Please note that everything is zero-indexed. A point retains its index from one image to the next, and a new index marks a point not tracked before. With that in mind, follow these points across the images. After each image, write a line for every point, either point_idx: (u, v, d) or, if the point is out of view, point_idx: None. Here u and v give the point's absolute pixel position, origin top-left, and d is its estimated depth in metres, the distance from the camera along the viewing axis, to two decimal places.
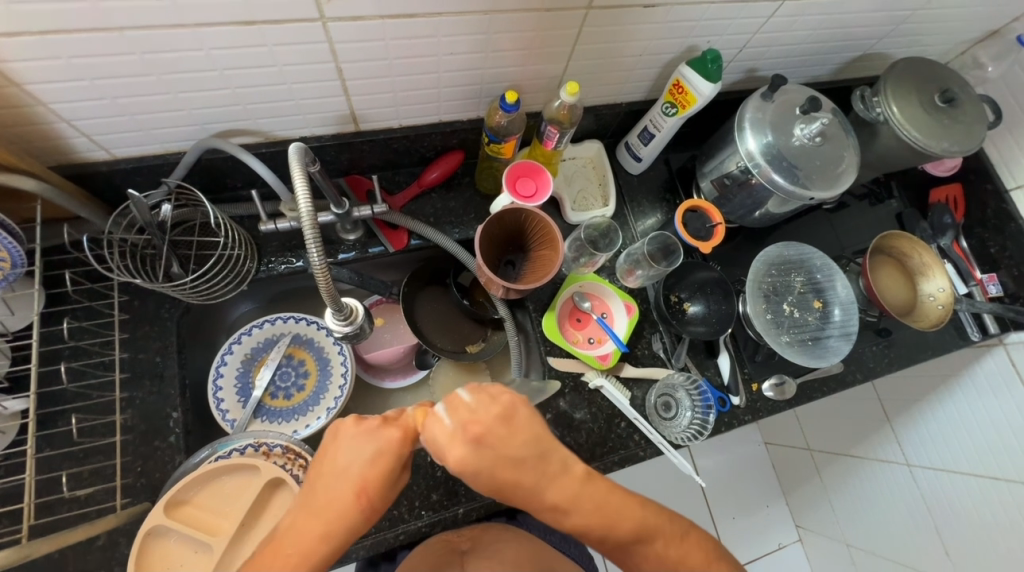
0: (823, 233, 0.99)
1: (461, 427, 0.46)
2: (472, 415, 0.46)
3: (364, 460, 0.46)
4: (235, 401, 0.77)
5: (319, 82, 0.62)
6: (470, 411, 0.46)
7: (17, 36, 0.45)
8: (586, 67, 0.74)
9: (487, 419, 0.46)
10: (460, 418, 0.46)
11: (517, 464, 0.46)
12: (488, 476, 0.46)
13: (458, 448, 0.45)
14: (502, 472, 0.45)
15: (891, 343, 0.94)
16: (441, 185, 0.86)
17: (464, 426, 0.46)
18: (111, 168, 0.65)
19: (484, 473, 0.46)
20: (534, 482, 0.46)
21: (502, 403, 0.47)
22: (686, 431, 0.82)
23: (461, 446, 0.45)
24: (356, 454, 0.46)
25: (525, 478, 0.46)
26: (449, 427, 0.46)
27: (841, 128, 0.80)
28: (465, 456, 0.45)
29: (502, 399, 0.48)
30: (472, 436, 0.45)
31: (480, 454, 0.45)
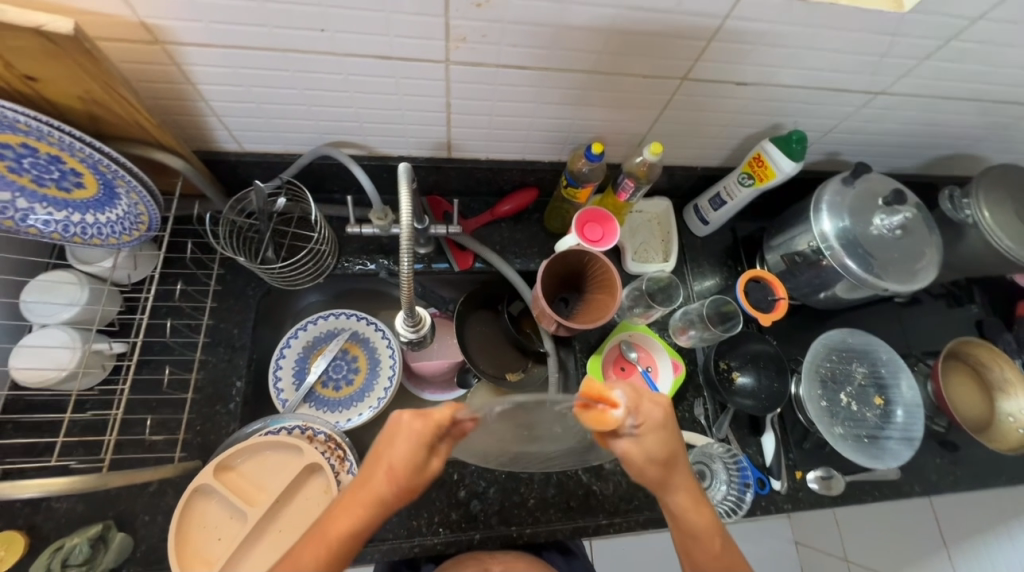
0: (892, 327, 0.95)
1: (654, 399, 0.52)
2: (661, 388, 0.54)
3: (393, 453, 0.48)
4: (290, 383, 0.82)
5: (429, 113, 0.70)
6: (648, 395, 0.52)
7: (205, 47, 0.55)
8: (670, 130, 0.78)
9: (669, 397, 0.54)
10: (650, 393, 0.52)
11: (682, 445, 0.54)
12: (661, 448, 0.52)
13: (653, 411, 0.51)
14: (669, 446, 0.52)
15: (958, 459, 0.86)
16: (512, 217, 0.92)
17: (658, 398, 0.52)
18: (238, 159, 0.75)
19: (657, 443, 0.51)
20: (680, 464, 0.54)
21: (666, 394, 0.55)
22: (719, 506, 0.78)
23: (659, 410, 0.52)
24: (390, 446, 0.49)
25: (681, 456, 0.53)
26: (649, 396, 0.52)
27: (924, 224, 0.78)
28: (655, 422, 0.51)
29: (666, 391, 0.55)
30: (665, 409, 0.52)
31: (662, 426, 0.52)
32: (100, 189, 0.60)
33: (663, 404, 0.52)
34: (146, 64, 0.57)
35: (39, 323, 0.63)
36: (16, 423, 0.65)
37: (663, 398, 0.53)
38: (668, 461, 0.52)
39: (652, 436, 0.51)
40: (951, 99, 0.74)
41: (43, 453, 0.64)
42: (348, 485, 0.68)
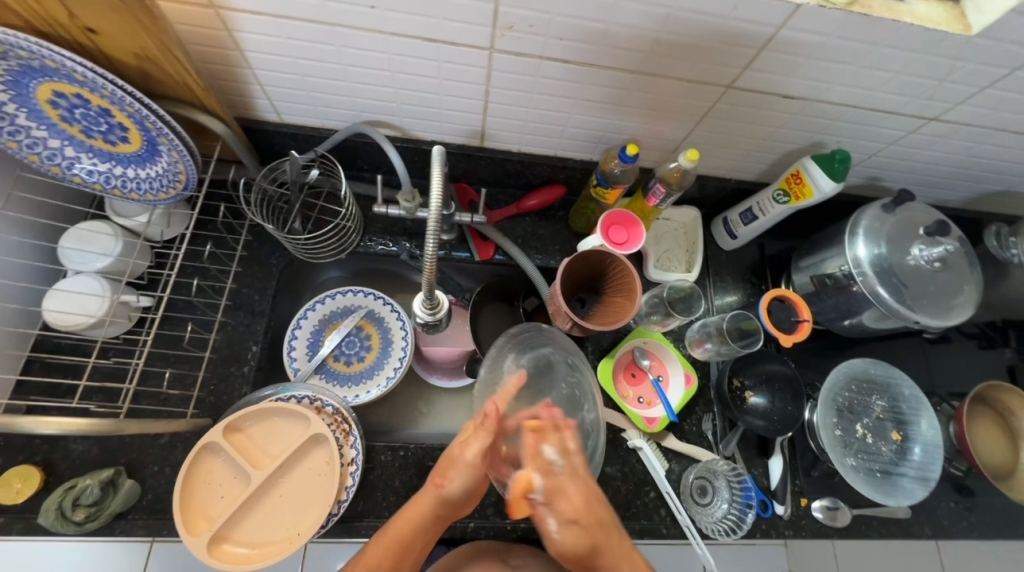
0: (917, 363, 0.91)
1: (574, 485, 0.51)
2: (577, 471, 0.52)
3: (450, 472, 0.57)
4: (303, 353, 0.83)
5: (466, 99, 0.70)
6: (557, 480, 0.51)
7: (256, 15, 0.56)
8: (707, 139, 0.77)
9: (587, 481, 0.52)
10: (570, 478, 0.52)
11: (607, 537, 0.50)
12: (585, 544, 0.49)
13: (569, 503, 0.50)
14: (597, 540, 0.50)
15: (974, 506, 0.83)
16: (537, 212, 0.91)
17: (576, 483, 0.51)
18: (276, 129, 0.76)
19: (582, 537, 0.49)
20: (609, 565, 0.50)
21: (583, 477, 0.52)
22: (719, 524, 0.76)
23: (577, 499, 0.50)
24: (448, 461, 0.57)
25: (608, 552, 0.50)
26: (561, 483, 0.51)
27: (964, 259, 0.75)
28: (580, 510, 0.50)
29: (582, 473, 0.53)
30: (570, 498, 0.50)
31: (576, 515, 0.50)
32: (144, 145, 0.62)
33: (577, 491, 0.51)
34: (197, 26, 0.58)
35: (75, 269, 0.66)
36: (43, 362, 0.67)
37: (576, 485, 0.51)
38: (599, 558, 0.50)
39: (576, 527, 0.49)
40: (1011, 132, 0.70)
41: (66, 395, 0.66)
42: (350, 459, 0.69)
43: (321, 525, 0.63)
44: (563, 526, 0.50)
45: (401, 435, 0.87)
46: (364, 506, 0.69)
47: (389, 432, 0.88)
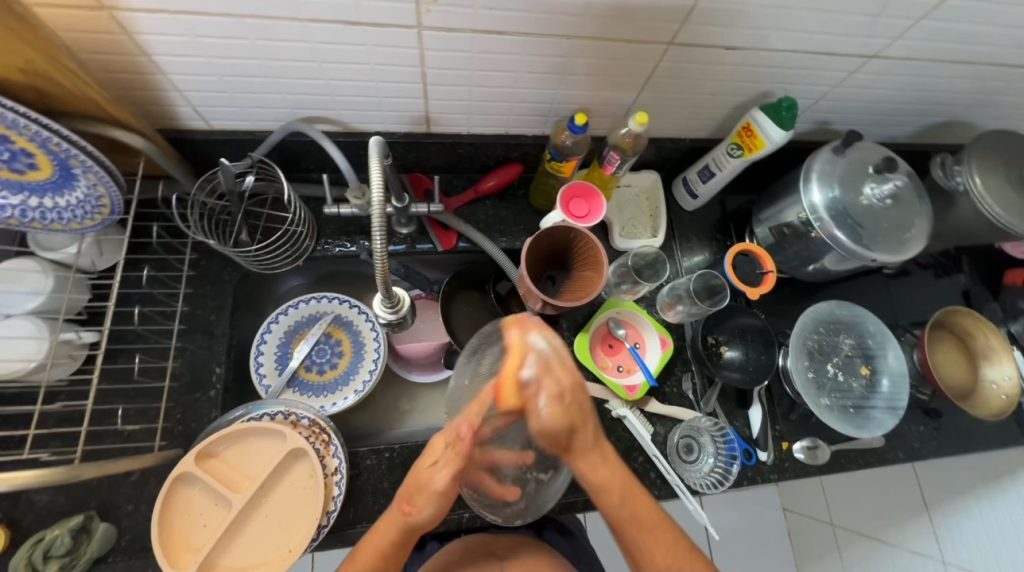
0: (880, 298, 0.94)
1: (565, 371, 0.50)
2: (565, 357, 0.50)
3: (419, 493, 0.55)
4: (272, 368, 0.81)
5: (404, 83, 0.66)
6: (549, 367, 0.49)
7: (155, 13, 0.51)
8: (657, 99, 0.75)
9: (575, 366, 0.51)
10: (560, 362, 0.50)
11: (583, 419, 0.52)
12: (568, 418, 0.50)
13: (563, 377, 0.49)
14: (576, 414, 0.51)
15: (941, 426, 0.88)
16: (496, 194, 0.89)
17: (563, 375, 0.49)
18: (205, 137, 0.71)
19: (564, 417, 0.50)
20: (584, 435, 0.53)
21: (570, 365, 0.50)
22: (706, 478, 0.79)
23: (568, 383, 0.50)
24: (416, 484, 0.55)
25: (584, 421, 0.53)
26: (554, 362, 0.49)
27: (914, 193, 0.76)
28: (568, 386, 0.49)
29: (570, 362, 0.50)
30: (559, 391, 0.49)
31: (566, 392, 0.49)
32: (56, 171, 0.57)
33: (566, 384, 0.49)
34: (93, 33, 0.53)
35: (3, 313, 0.60)
36: None
37: (566, 369, 0.50)
38: (574, 428, 0.52)
39: (564, 402, 0.49)
40: (948, 62, 0.71)
41: (18, 446, 0.63)
42: (334, 469, 0.67)
43: (312, 538, 0.62)
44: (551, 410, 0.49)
45: (386, 436, 0.86)
46: (355, 513, 0.68)
47: (374, 435, 0.86)
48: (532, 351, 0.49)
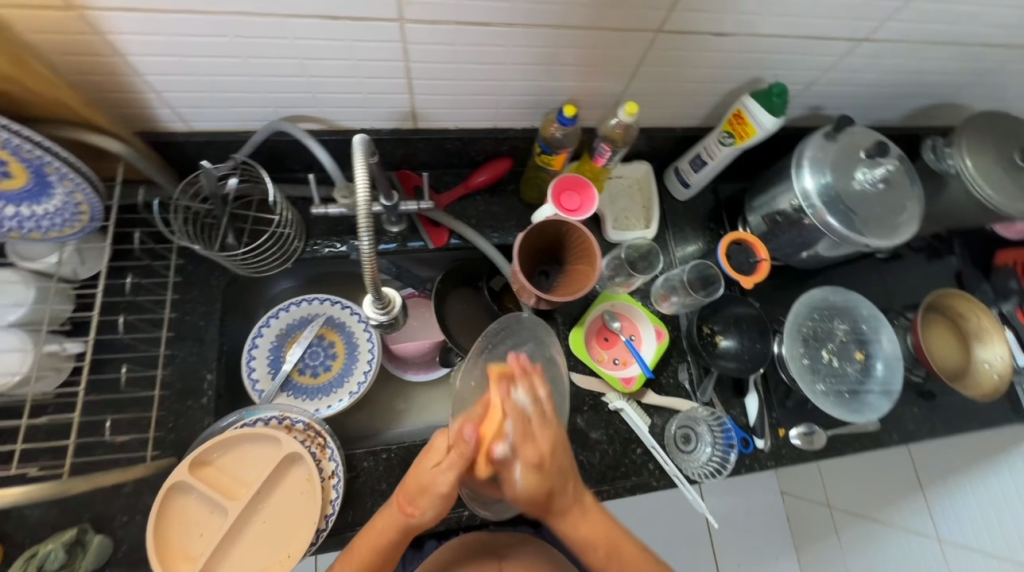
0: (873, 283, 0.95)
1: (543, 425, 0.51)
2: (541, 415, 0.51)
3: (419, 491, 0.53)
4: (265, 372, 0.80)
5: (389, 79, 0.65)
6: (529, 433, 0.50)
7: (126, 12, 0.49)
8: (647, 88, 0.74)
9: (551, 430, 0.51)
10: (538, 428, 0.51)
11: (562, 480, 0.52)
12: (544, 485, 0.50)
13: (541, 440, 0.50)
14: (555, 478, 0.51)
15: (935, 408, 0.89)
16: (487, 189, 0.88)
17: (543, 439, 0.50)
18: (187, 140, 0.69)
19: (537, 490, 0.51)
20: (563, 497, 0.53)
21: (550, 427, 0.51)
22: (704, 467, 0.79)
23: (547, 448, 0.50)
24: (416, 478, 0.54)
25: (562, 484, 0.53)
26: (530, 429, 0.50)
27: (906, 176, 0.76)
28: (545, 454, 0.50)
29: (550, 424, 0.51)
30: (534, 460, 0.50)
31: (542, 459, 0.50)
32: (31, 178, 0.55)
33: (540, 452, 0.50)
34: (62, 34, 0.51)
35: None
36: None
37: (545, 431, 0.51)
38: (552, 493, 0.52)
39: (540, 469, 0.50)
40: (938, 44, 0.71)
41: (7, 461, 0.61)
42: (331, 472, 0.67)
43: (311, 543, 0.62)
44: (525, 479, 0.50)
45: (383, 437, 0.85)
46: (354, 515, 0.68)
47: (371, 436, 0.86)
48: (513, 406, 0.50)
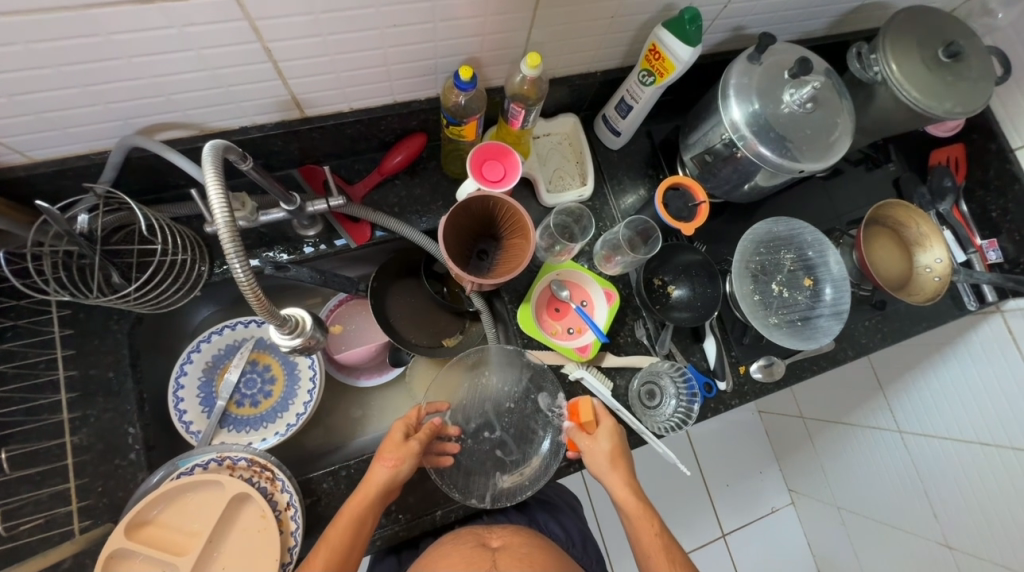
0: (817, 204, 0.94)
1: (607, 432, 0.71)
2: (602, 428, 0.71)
3: (390, 472, 0.64)
4: (198, 412, 0.74)
5: (250, 65, 0.56)
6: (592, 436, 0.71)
7: None
8: (551, 34, 0.66)
9: (609, 437, 0.70)
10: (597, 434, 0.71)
11: (615, 473, 0.69)
12: (604, 464, 0.69)
13: (602, 440, 0.70)
14: (607, 467, 0.69)
15: (885, 316, 0.91)
16: (406, 171, 0.81)
17: (602, 440, 0.70)
18: (31, 173, 0.59)
19: (605, 452, 0.70)
20: (619, 488, 0.68)
21: (609, 438, 0.70)
22: (669, 421, 0.80)
23: (601, 446, 0.70)
24: (387, 456, 0.65)
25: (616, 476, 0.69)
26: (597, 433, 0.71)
27: (834, 91, 0.72)
28: (602, 443, 0.70)
29: (609, 438, 0.70)
30: (599, 449, 0.70)
31: (602, 448, 0.70)
32: None
33: (598, 444, 0.70)
34: None
35: None
36: None
37: (603, 438, 0.70)
38: (607, 478, 0.69)
39: (600, 452, 0.69)
40: None
41: None
42: (286, 503, 0.63)
43: None
44: (593, 441, 0.70)
45: (348, 449, 0.82)
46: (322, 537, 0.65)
47: (336, 450, 0.82)
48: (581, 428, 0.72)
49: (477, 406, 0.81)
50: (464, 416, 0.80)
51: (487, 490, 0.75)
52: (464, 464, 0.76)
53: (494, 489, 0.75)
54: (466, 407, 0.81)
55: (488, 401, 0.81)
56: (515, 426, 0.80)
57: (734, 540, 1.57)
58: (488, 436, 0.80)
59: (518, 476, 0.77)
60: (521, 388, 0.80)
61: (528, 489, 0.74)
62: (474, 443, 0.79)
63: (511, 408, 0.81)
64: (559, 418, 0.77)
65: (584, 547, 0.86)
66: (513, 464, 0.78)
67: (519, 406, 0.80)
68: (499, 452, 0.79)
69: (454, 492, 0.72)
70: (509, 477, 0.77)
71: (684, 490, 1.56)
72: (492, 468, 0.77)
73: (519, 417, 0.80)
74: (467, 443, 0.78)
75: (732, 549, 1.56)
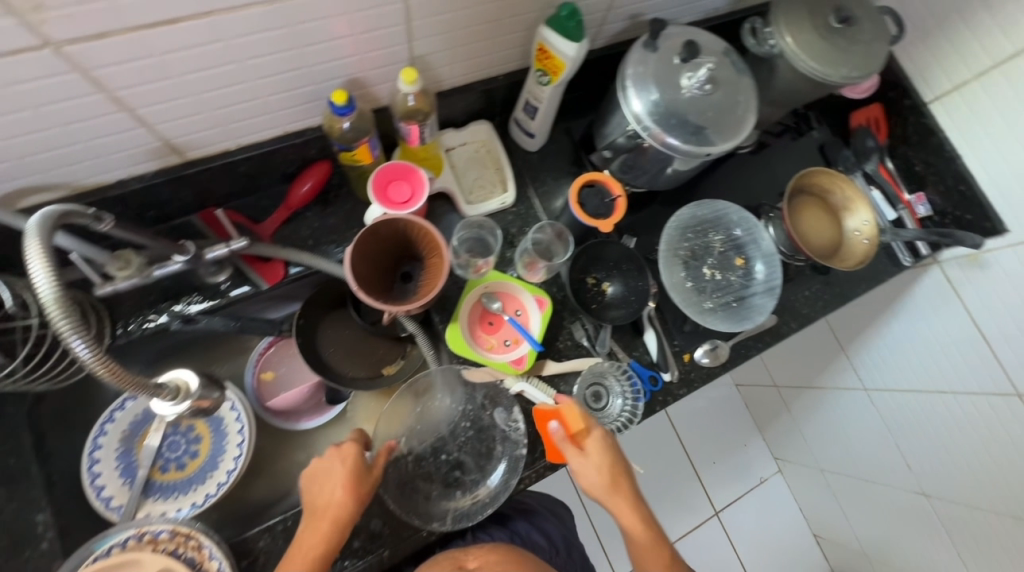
0: (745, 180, 0.93)
1: (598, 446, 0.68)
2: (596, 445, 0.68)
3: (344, 502, 0.62)
4: (119, 485, 0.69)
5: (102, 117, 0.52)
6: (587, 456, 0.67)
7: None
8: (435, 44, 0.64)
9: (602, 454, 0.67)
10: (593, 451, 0.68)
11: (616, 489, 0.67)
12: (603, 481, 0.67)
13: (596, 457, 0.67)
14: (607, 483, 0.67)
15: (828, 282, 0.91)
16: (316, 201, 0.77)
17: (598, 457, 0.67)
18: None
19: (600, 469, 0.67)
20: (619, 500, 0.68)
21: (604, 455, 0.67)
22: (617, 420, 0.78)
23: (597, 464, 0.67)
24: (341, 485, 0.62)
25: (617, 490, 0.67)
26: (591, 451, 0.68)
27: (732, 69, 0.71)
28: (599, 463, 0.67)
29: (603, 454, 0.68)
30: (598, 470, 0.67)
31: (600, 466, 0.67)
32: None
33: (594, 462, 0.67)
34: None
35: None
36: None
37: (597, 455, 0.67)
38: (607, 494, 0.67)
39: (597, 470, 0.67)
40: None
41: None
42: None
43: None
44: (589, 460, 0.67)
45: (296, 497, 0.78)
46: None
47: (283, 500, 0.78)
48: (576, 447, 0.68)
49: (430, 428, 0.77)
50: (419, 440, 0.76)
51: (447, 512, 0.71)
52: (421, 488, 0.73)
53: (453, 509, 0.72)
54: (419, 431, 0.77)
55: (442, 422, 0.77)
56: (473, 444, 0.76)
57: (727, 516, 1.57)
58: (446, 458, 0.75)
59: (477, 494, 0.73)
60: (472, 404, 0.77)
61: (487, 507, 0.71)
62: (430, 466, 0.75)
63: (466, 426, 0.77)
64: (517, 431, 0.74)
65: (565, 557, 0.84)
66: (473, 482, 0.74)
67: (475, 423, 0.76)
68: (458, 472, 0.75)
69: (413, 519, 0.69)
70: (469, 496, 0.73)
71: (672, 475, 1.56)
72: (449, 488, 0.74)
73: (473, 434, 0.76)
74: (424, 467, 0.74)
75: (726, 525, 1.56)
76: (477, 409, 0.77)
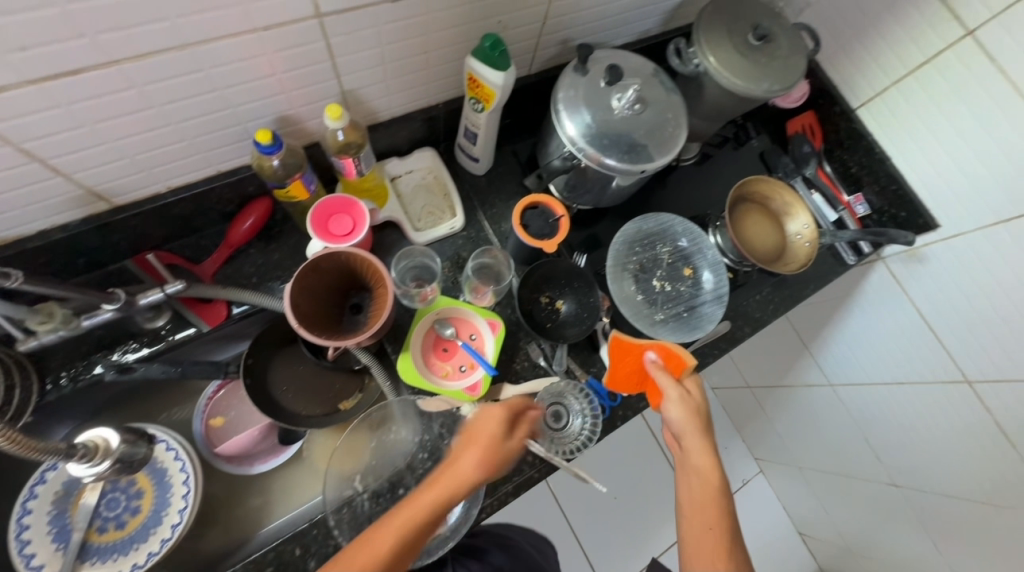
0: (691, 191, 0.96)
1: (693, 392, 0.70)
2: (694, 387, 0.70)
3: (479, 467, 0.57)
4: (52, 551, 0.66)
5: (12, 170, 0.51)
6: (687, 393, 0.69)
7: None
8: (365, 78, 0.64)
9: (697, 399, 0.69)
10: (689, 391, 0.70)
11: (698, 436, 0.66)
12: (690, 420, 0.67)
13: (694, 395, 0.69)
14: (699, 423, 0.67)
15: (778, 284, 0.93)
16: (259, 238, 0.76)
17: (697, 392, 0.70)
18: None
19: (691, 407, 0.68)
20: (697, 454, 0.65)
21: (699, 399, 0.69)
22: (577, 439, 0.77)
23: (695, 398, 0.69)
24: (477, 449, 0.58)
25: (696, 437, 0.66)
26: (689, 390, 0.70)
27: (660, 88, 0.74)
28: (694, 401, 0.69)
29: (699, 398, 0.69)
30: (692, 409, 0.68)
31: (693, 405, 0.68)
32: None
33: (683, 400, 0.68)
34: None
35: None
36: None
37: (693, 394, 0.69)
38: (687, 436, 0.67)
39: (688, 404, 0.68)
40: None
41: None
42: None
43: None
44: (682, 395, 0.69)
45: (250, 546, 0.75)
46: None
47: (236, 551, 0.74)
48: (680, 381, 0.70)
49: (388, 464, 0.75)
50: (376, 476, 0.74)
51: None
52: None
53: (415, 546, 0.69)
54: (375, 467, 0.74)
55: (399, 455, 0.75)
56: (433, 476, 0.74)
57: None
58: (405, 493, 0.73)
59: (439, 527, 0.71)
60: (431, 434, 0.75)
61: (448, 542, 0.69)
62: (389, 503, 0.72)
63: (425, 457, 0.75)
64: None
65: None
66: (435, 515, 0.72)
67: (435, 453, 0.74)
68: None
69: None
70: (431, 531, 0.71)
71: None
72: None
73: (432, 466, 0.74)
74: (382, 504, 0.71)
75: None
76: (435, 439, 0.75)
